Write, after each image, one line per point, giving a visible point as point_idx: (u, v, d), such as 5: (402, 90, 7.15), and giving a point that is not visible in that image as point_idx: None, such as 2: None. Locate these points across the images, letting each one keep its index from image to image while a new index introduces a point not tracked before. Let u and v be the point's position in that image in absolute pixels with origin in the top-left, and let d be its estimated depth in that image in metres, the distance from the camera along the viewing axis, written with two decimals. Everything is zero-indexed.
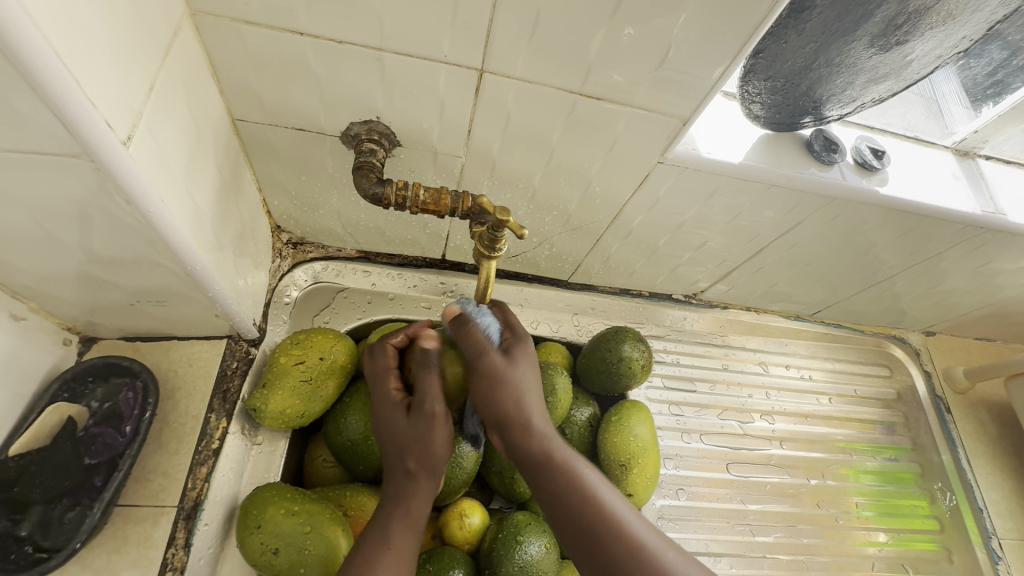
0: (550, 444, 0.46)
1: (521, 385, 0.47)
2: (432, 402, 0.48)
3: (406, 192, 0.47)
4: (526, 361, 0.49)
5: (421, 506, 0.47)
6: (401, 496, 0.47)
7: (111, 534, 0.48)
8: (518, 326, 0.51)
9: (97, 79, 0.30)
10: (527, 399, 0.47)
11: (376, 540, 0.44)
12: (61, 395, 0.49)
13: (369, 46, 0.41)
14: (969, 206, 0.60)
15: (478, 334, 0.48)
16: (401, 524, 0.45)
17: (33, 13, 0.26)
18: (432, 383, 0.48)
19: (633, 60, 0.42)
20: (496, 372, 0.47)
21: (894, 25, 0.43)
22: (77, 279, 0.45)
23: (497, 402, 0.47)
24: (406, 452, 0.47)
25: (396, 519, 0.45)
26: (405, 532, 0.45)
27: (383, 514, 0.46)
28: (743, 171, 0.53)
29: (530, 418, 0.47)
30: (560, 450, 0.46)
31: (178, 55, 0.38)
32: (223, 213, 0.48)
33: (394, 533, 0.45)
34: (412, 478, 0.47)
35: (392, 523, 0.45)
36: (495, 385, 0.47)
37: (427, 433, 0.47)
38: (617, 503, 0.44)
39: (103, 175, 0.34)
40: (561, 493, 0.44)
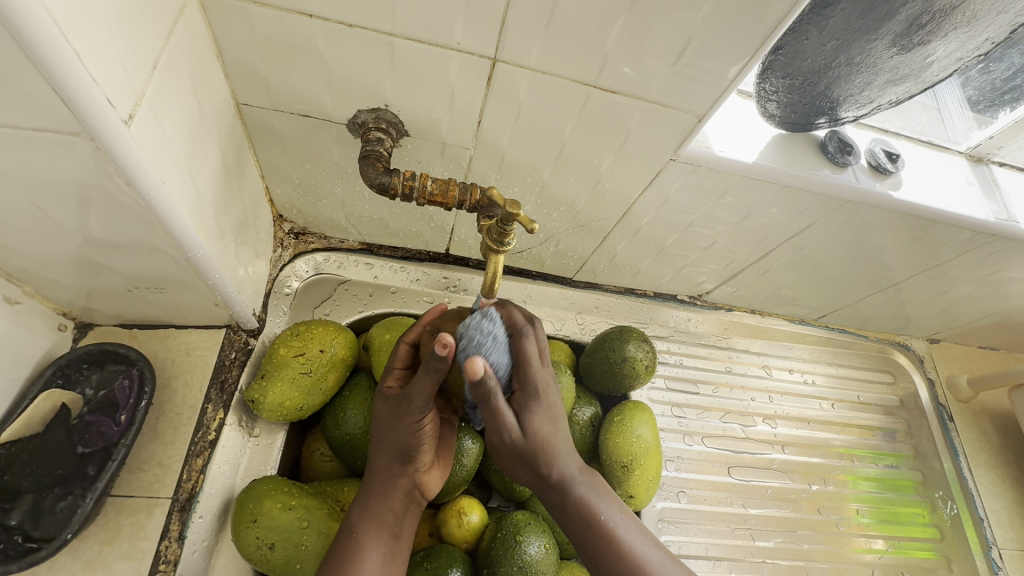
0: (576, 496, 0.43)
1: (543, 442, 0.42)
2: (410, 399, 0.44)
3: (414, 182, 0.46)
4: (544, 414, 0.43)
5: (397, 501, 0.47)
6: (372, 488, 0.46)
7: (103, 525, 0.47)
8: (534, 365, 0.43)
9: (100, 54, 0.29)
10: (550, 458, 0.42)
11: (345, 532, 0.45)
12: (55, 381, 0.48)
13: (380, 30, 0.40)
14: (982, 213, 0.59)
15: (500, 413, 0.40)
16: (371, 519, 0.45)
17: None
18: (417, 385, 0.43)
19: (648, 53, 0.41)
20: (512, 448, 0.42)
21: (917, 24, 0.43)
22: (74, 263, 0.43)
23: (520, 470, 0.43)
24: (386, 448, 0.46)
25: (364, 512, 0.46)
26: (376, 527, 0.45)
27: (356, 507, 0.46)
28: (756, 171, 0.52)
29: (556, 472, 0.43)
30: (586, 498, 0.43)
31: (183, 34, 0.37)
32: (225, 200, 0.47)
33: (361, 525, 0.45)
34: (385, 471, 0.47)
35: (360, 517, 0.45)
36: (517, 457, 0.42)
37: (401, 426, 0.45)
38: (647, 548, 0.42)
39: (103, 155, 0.32)
40: (584, 544, 0.42)
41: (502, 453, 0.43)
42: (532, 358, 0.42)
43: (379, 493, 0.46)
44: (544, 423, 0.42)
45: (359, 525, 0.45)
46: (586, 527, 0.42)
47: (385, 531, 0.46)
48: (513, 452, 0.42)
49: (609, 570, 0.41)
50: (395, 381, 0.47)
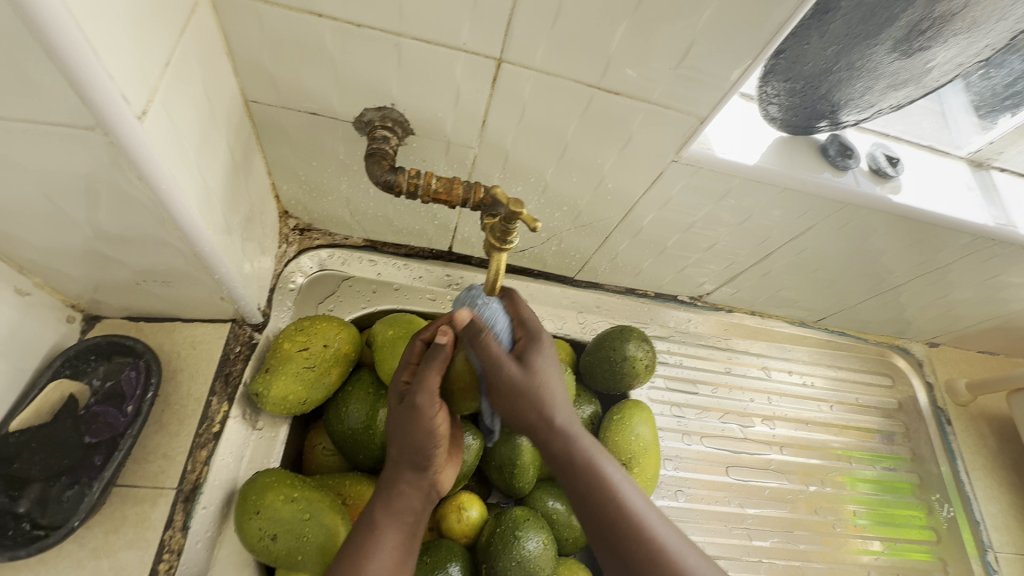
0: (579, 444, 0.44)
1: (547, 385, 0.44)
2: (423, 393, 0.44)
3: (418, 180, 0.47)
4: (546, 358, 0.45)
5: (415, 499, 0.47)
6: (390, 486, 0.47)
7: (109, 514, 0.48)
8: (532, 317, 0.46)
9: (115, 51, 0.30)
10: (552, 407, 0.44)
11: (361, 529, 0.45)
12: (64, 372, 0.49)
13: (387, 30, 0.41)
14: (982, 217, 0.59)
15: (491, 346, 0.42)
16: (389, 517, 0.46)
17: None
18: (430, 377, 0.44)
19: (650, 56, 0.42)
20: (511, 382, 0.43)
21: (917, 30, 0.43)
22: (83, 256, 0.44)
23: (520, 412, 0.44)
24: (403, 447, 0.46)
25: (381, 511, 0.46)
26: (394, 526, 0.46)
27: (372, 505, 0.46)
28: (757, 174, 0.52)
29: (560, 421, 0.44)
30: (587, 449, 0.44)
31: (194, 32, 0.38)
32: (233, 195, 0.48)
33: (379, 523, 0.45)
34: (403, 467, 0.47)
35: (378, 514, 0.46)
36: (515, 397, 0.43)
37: (416, 424, 0.45)
38: (644, 505, 0.43)
39: (116, 149, 0.33)
40: (584, 494, 0.43)
41: (503, 396, 0.44)
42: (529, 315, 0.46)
43: (397, 490, 0.46)
44: (547, 364, 0.44)
45: (376, 523, 0.45)
46: (586, 475, 0.44)
47: (403, 529, 0.46)
48: (516, 395, 0.43)
49: (609, 523, 0.42)
50: (410, 376, 0.48)
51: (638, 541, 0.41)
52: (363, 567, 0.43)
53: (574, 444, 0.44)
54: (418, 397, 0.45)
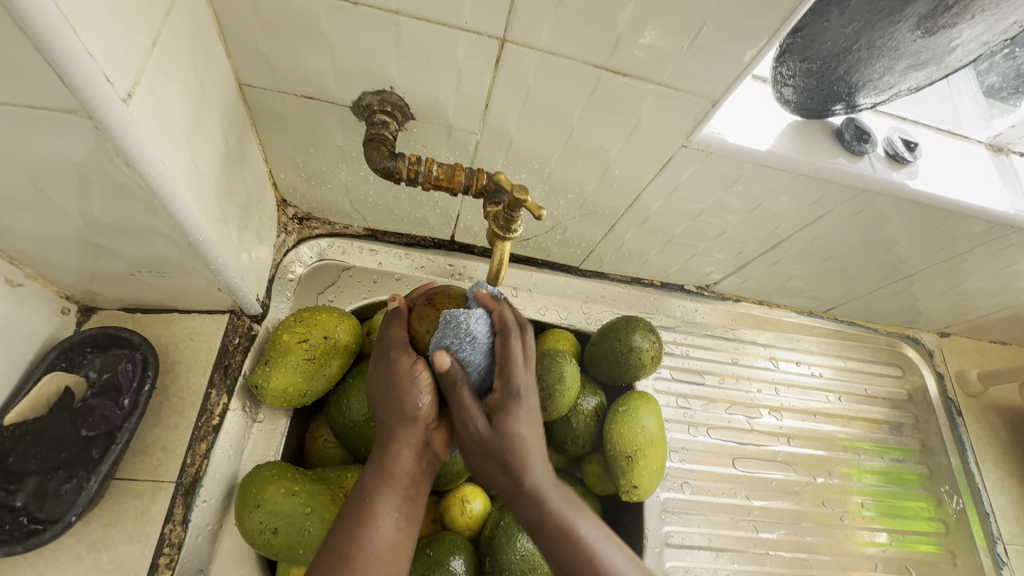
0: (551, 506, 0.43)
1: (521, 442, 0.43)
2: (394, 347, 0.46)
3: (419, 166, 0.45)
4: (533, 401, 0.45)
5: (410, 461, 0.44)
6: (382, 450, 0.44)
7: (108, 508, 0.47)
8: (518, 365, 0.44)
9: (98, 30, 0.29)
10: (525, 457, 0.43)
11: (356, 498, 0.43)
12: (59, 364, 0.48)
13: (385, 8, 0.39)
14: (1002, 204, 0.57)
15: (466, 399, 0.43)
16: (384, 485, 0.43)
17: None
18: (395, 331, 0.47)
19: (663, 34, 0.40)
20: (484, 438, 0.43)
21: (943, 6, 0.41)
22: (75, 247, 0.43)
23: (490, 469, 0.44)
24: (389, 404, 0.45)
25: (374, 478, 0.43)
26: (389, 491, 0.43)
27: (367, 473, 0.44)
28: (769, 159, 0.50)
29: (533, 474, 0.43)
30: (560, 510, 0.43)
31: (183, 12, 0.36)
32: (227, 183, 0.46)
33: (373, 493, 0.42)
34: (393, 426, 0.45)
35: (373, 483, 0.43)
36: (500, 436, 0.43)
37: (396, 376, 0.45)
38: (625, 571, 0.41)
39: (102, 134, 0.32)
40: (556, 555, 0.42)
41: (490, 427, 0.43)
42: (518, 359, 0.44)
43: (390, 454, 0.44)
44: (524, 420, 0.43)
45: (368, 492, 0.42)
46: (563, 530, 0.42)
47: (402, 493, 0.43)
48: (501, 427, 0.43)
49: None
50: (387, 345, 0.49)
51: None
52: (361, 537, 0.41)
53: (545, 507, 0.42)
54: (386, 350, 0.46)
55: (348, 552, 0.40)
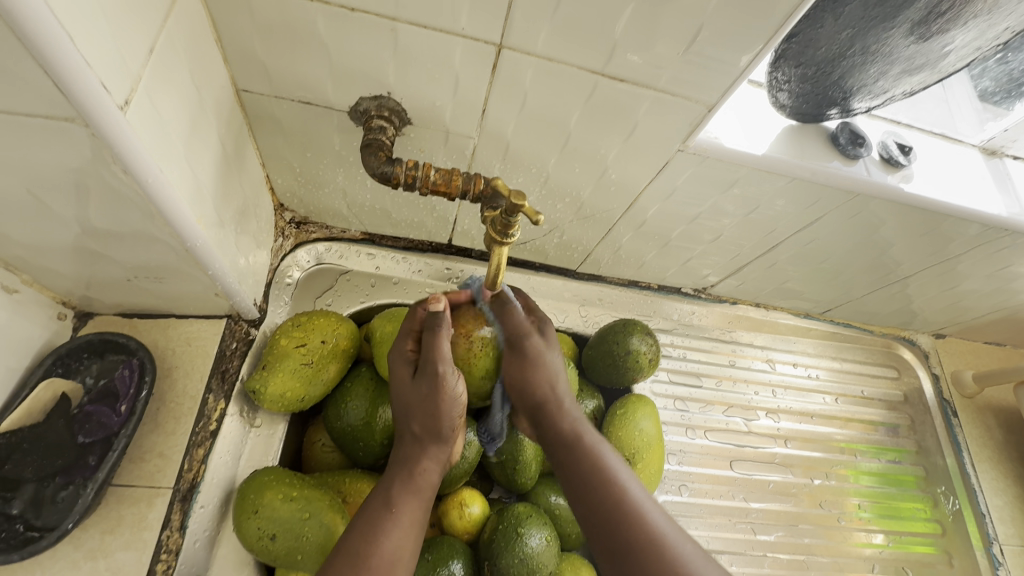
0: (578, 432, 0.49)
1: (549, 367, 0.51)
2: (440, 363, 0.47)
3: (416, 172, 0.45)
4: (557, 349, 0.53)
5: (431, 472, 0.48)
6: (412, 463, 0.47)
7: (105, 515, 0.47)
8: (530, 331, 0.51)
9: (93, 38, 0.28)
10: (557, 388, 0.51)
11: (380, 503, 0.45)
12: (55, 370, 0.48)
13: (383, 15, 0.39)
14: (996, 208, 0.58)
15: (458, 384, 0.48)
16: (409, 493, 0.46)
17: None
18: (441, 347, 0.47)
19: (660, 39, 0.40)
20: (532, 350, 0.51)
21: (936, 12, 0.41)
22: (71, 253, 0.43)
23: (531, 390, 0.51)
24: (422, 419, 0.48)
25: (401, 487, 0.46)
26: (413, 497, 0.46)
27: (393, 480, 0.46)
28: (765, 163, 0.51)
29: (566, 406, 0.51)
30: (592, 443, 0.49)
31: (180, 19, 0.36)
32: (225, 188, 0.47)
33: (398, 501, 0.45)
34: (425, 442, 0.48)
35: (398, 491, 0.46)
36: (531, 367, 0.51)
37: (437, 393, 0.47)
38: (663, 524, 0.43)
39: (98, 142, 0.32)
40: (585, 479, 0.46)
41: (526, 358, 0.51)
42: (529, 329, 0.51)
43: (417, 465, 0.47)
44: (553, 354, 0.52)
45: (395, 497, 0.45)
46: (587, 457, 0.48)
47: (421, 502, 0.47)
48: (528, 366, 0.51)
49: (609, 513, 0.43)
50: (414, 345, 0.49)
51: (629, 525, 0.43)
52: (382, 539, 0.43)
53: (580, 438, 0.49)
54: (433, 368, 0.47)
55: (370, 556, 0.41)
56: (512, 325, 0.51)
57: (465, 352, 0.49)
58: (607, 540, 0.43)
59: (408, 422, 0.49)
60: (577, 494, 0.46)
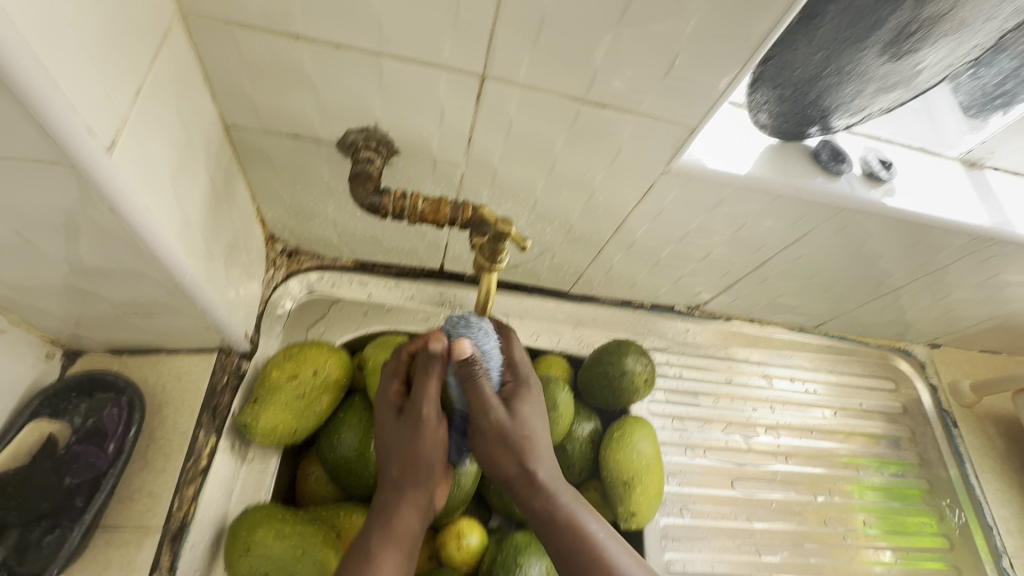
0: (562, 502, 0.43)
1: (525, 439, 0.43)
2: (424, 405, 0.43)
3: (405, 201, 0.46)
4: (533, 409, 0.45)
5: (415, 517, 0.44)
6: (388, 507, 0.43)
7: (91, 559, 0.46)
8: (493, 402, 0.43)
9: (79, 81, 0.29)
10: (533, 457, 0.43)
11: (358, 552, 0.41)
12: (43, 411, 0.47)
13: (367, 51, 0.40)
14: (978, 219, 0.59)
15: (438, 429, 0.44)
16: (388, 539, 0.42)
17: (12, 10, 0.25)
18: (430, 388, 0.43)
19: (639, 65, 0.41)
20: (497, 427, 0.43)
21: (905, 33, 0.42)
22: (60, 292, 0.43)
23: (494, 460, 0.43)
24: (403, 460, 0.44)
25: (380, 534, 0.42)
26: (393, 546, 0.42)
27: (371, 525, 0.43)
28: (749, 181, 0.51)
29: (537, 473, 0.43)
30: (572, 509, 0.43)
31: (168, 60, 0.37)
32: (214, 222, 0.47)
33: (376, 550, 0.41)
34: (403, 485, 0.44)
35: (377, 537, 0.42)
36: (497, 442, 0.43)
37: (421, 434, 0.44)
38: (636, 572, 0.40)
39: (85, 182, 0.32)
40: (567, 554, 0.41)
41: (484, 446, 0.44)
42: (490, 399, 0.42)
43: (396, 510, 0.43)
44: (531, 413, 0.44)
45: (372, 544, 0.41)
46: (564, 530, 0.42)
47: (402, 551, 0.42)
48: (494, 442, 0.43)
49: None
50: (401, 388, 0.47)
51: None
52: None
53: (557, 505, 0.43)
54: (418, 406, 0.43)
55: None
56: (508, 352, 0.47)
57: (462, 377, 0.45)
58: None
59: (387, 465, 0.45)
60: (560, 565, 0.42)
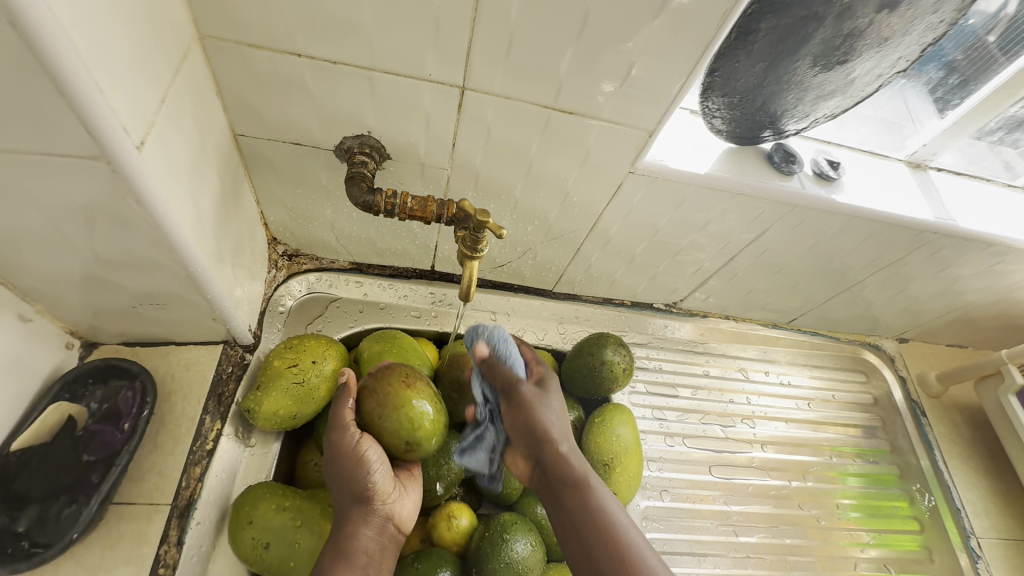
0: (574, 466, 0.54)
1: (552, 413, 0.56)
2: (345, 432, 0.50)
3: (395, 200, 0.51)
4: (555, 397, 0.58)
5: (367, 538, 0.50)
6: (340, 529, 0.49)
7: (105, 532, 0.50)
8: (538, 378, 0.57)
9: (117, 92, 0.34)
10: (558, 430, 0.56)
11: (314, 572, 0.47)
12: (63, 395, 0.51)
13: (360, 66, 0.46)
14: (924, 214, 0.64)
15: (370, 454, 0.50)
16: (340, 559, 0.47)
17: (69, 32, 0.30)
18: (343, 412, 0.51)
19: (600, 77, 0.46)
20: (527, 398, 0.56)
21: (832, 47, 0.48)
22: (83, 282, 0.47)
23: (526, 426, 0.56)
24: (342, 484, 0.50)
25: (331, 554, 0.48)
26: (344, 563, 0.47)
27: (326, 551, 0.48)
28: (709, 180, 0.57)
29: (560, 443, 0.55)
30: (582, 473, 0.54)
31: (186, 75, 0.42)
32: (223, 221, 0.52)
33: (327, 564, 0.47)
34: (349, 507, 0.50)
35: (330, 558, 0.47)
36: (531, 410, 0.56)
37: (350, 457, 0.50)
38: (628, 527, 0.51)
39: (118, 177, 0.37)
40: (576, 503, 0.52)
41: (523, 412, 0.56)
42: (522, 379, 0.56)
43: (347, 531, 0.49)
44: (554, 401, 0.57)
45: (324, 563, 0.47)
46: (575, 489, 0.53)
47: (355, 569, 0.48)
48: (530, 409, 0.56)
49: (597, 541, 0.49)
50: None
51: (608, 540, 0.49)
52: None
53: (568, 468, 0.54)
54: (336, 432, 0.51)
55: None
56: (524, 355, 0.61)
57: (378, 407, 0.50)
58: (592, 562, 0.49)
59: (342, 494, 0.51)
60: (567, 515, 0.52)
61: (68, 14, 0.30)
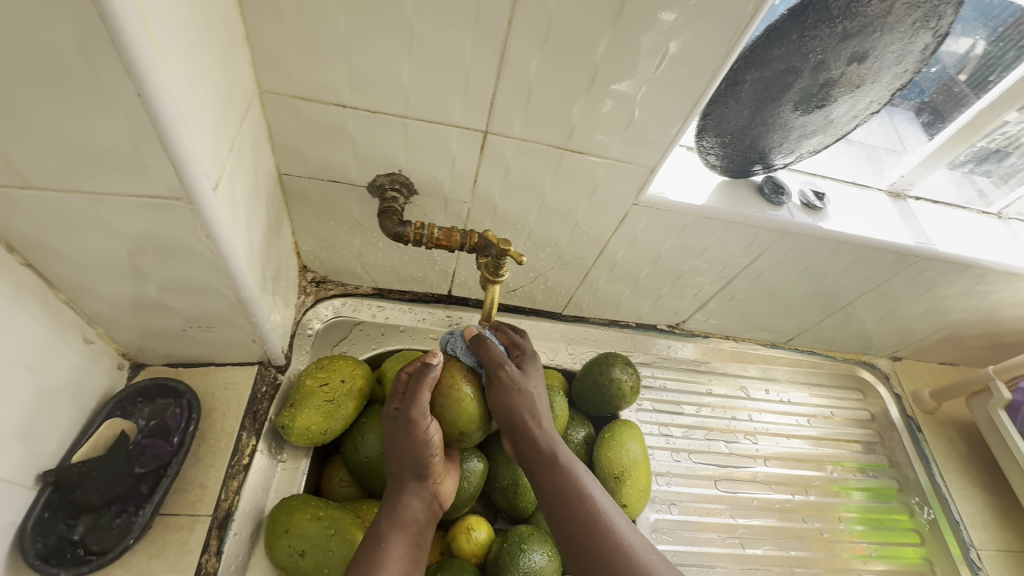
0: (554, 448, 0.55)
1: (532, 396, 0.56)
2: (419, 414, 0.52)
3: (423, 230, 0.56)
4: (535, 375, 0.58)
5: (419, 510, 0.53)
6: (395, 503, 0.53)
7: (152, 540, 0.53)
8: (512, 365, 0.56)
9: (203, 143, 0.40)
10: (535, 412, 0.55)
11: (371, 542, 0.50)
12: (116, 412, 0.56)
13: (396, 114, 0.52)
14: (904, 239, 0.69)
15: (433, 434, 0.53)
16: (397, 529, 0.51)
17: (177, 97, 0.36)
18: (421, 394, 0.52)
19: (607, 122, 0.53)
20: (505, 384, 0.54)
21: (811, 94, 0.55)
22: (143, 307, 0.52)
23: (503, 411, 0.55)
24: (403, 460, 0.54)
25: (387, 524, 0.51)
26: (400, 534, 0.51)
27: (380, 520, 0.52)
28: (705, 211, 0.62)
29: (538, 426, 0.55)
30: (562, 457, 0.54)
31: (249, 125, 0.49)
32: (267, 250, 0.57)
33: (386, 535, 0.51)
34: (404, 480, 0.54)
35: (387, 527, 0.51)
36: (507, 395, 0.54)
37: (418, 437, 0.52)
38: (610, 510, 0.51)
39: (195, 215, 0.42)
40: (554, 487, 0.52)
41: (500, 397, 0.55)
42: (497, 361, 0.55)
43: (400, 505, 0.53)
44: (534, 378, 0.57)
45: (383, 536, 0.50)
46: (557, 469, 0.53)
47: (409, 539, 0.52)
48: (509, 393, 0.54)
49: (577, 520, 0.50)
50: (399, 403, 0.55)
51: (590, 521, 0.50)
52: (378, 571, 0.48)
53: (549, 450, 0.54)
54: (411, 414, 0.52)
55: None
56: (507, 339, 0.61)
57: (451, 401, 0.53)
58: (573, 540, 0.49)
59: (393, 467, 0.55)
60: (545, 501, 0.52)
61: (177, 83, 0.36)
